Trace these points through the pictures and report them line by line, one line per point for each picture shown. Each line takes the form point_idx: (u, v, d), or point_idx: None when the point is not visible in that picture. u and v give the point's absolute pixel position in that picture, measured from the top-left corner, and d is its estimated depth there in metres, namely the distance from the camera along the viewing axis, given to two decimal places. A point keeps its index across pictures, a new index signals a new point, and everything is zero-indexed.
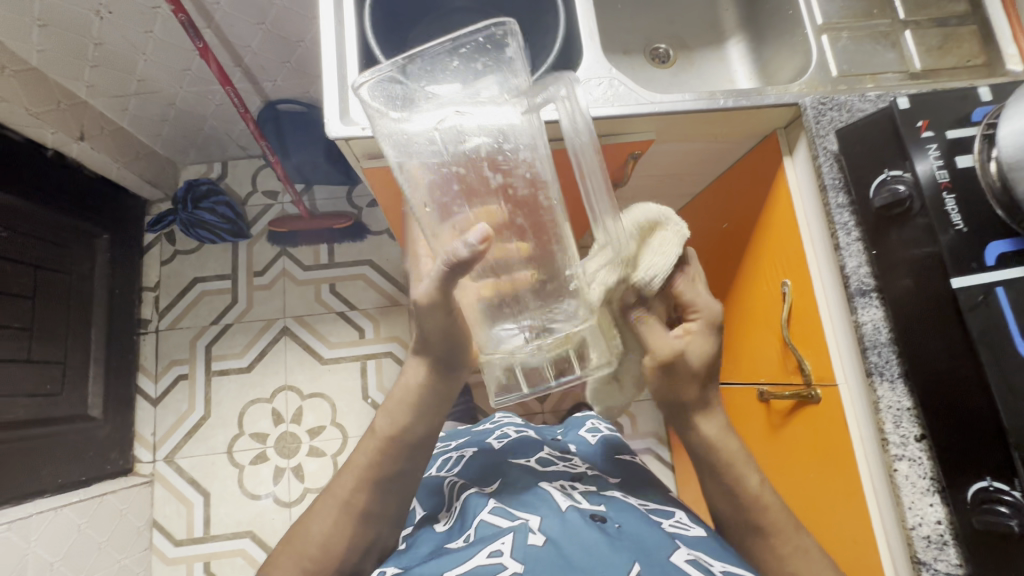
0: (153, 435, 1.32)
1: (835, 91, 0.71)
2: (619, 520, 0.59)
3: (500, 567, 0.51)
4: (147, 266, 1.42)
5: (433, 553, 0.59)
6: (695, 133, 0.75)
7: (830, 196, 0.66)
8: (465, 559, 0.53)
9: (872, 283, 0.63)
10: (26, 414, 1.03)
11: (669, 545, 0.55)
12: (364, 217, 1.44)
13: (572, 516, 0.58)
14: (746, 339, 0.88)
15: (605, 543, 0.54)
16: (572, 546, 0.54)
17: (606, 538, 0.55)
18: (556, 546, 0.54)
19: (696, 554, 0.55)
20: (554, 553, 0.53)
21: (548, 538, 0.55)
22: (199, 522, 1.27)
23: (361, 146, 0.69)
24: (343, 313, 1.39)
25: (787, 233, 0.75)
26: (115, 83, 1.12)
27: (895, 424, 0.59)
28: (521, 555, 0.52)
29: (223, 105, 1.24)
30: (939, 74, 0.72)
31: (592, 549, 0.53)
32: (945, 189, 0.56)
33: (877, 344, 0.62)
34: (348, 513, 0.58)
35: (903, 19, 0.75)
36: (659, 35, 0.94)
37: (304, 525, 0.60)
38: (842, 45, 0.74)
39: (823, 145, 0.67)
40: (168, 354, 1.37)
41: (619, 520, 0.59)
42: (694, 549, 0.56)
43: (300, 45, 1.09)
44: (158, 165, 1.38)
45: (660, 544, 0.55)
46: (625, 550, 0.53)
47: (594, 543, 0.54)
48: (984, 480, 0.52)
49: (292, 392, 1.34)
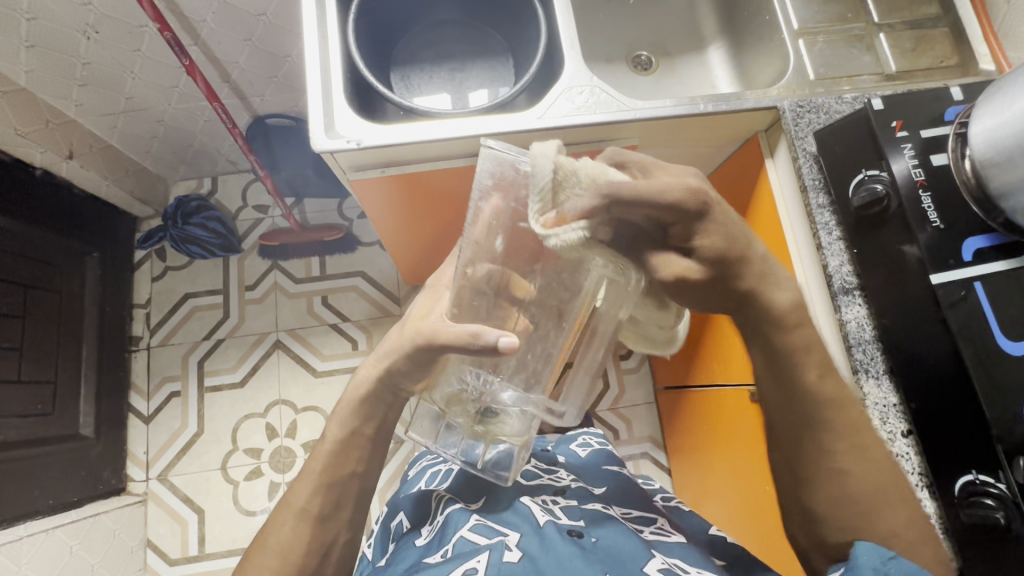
0: (146, 453, 1.31)
1: (813, 94, 0.72)
2: (597, 534, 0.59)
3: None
4: (138, 283, 1.41)
5: (410, 569, 0.58)
6: (677, 138, 0.76)
7: (811, 196, 0.67)
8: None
9: (855, 281, 0.63)
10: (17, 435, 1.02)
11: (644, 554, 0.55)
12: (355, 228, 1.44)
13: (550, 531, 0.58)
14: (737, 341, 0.88)
15: (580, 557, 0.54)
16: (548, 560, 0.53)
17: (581, 551, 0.55)
18: (531, 561, 0.53)
19: (670, 562, 0.55)
20: (529, 566, 0.53)
21: (525, 554, 0.55)
22: (193, 540, 1.26)
23: (347, 159, 0.69)
24: (336, 325, 1.39)
25: (772, 233, 0.75)
26: (104, 102, 1.12)
27: (882, 420, 0.59)
28: (495, 571, 0.52)
29: (212, 121, 1.25)
30: (914, 75, 0.73)
31: (566, 562, 0.53)
32: (921, 187, 0.57)
33: (861, 341, 0.61)
34: None
35: (877, 22, 0.76)
36: (641, 42, 0.96)
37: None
38: (818, 49, 0.75)
39: (802, 147, 0.68)
40: (160, 371, 1.36)
41: (597, 535, 0.59)
42: (670, 558, 0.56)
43: (288, 60, 1.10)
44: (148, 182, 1.38)
45: (635, 555, 0.55)
46: (598, 562, 0.53)
47: (569, 556, 0.54)
48: (970, 473, 0.53)
49: (285, 406, 1.34)
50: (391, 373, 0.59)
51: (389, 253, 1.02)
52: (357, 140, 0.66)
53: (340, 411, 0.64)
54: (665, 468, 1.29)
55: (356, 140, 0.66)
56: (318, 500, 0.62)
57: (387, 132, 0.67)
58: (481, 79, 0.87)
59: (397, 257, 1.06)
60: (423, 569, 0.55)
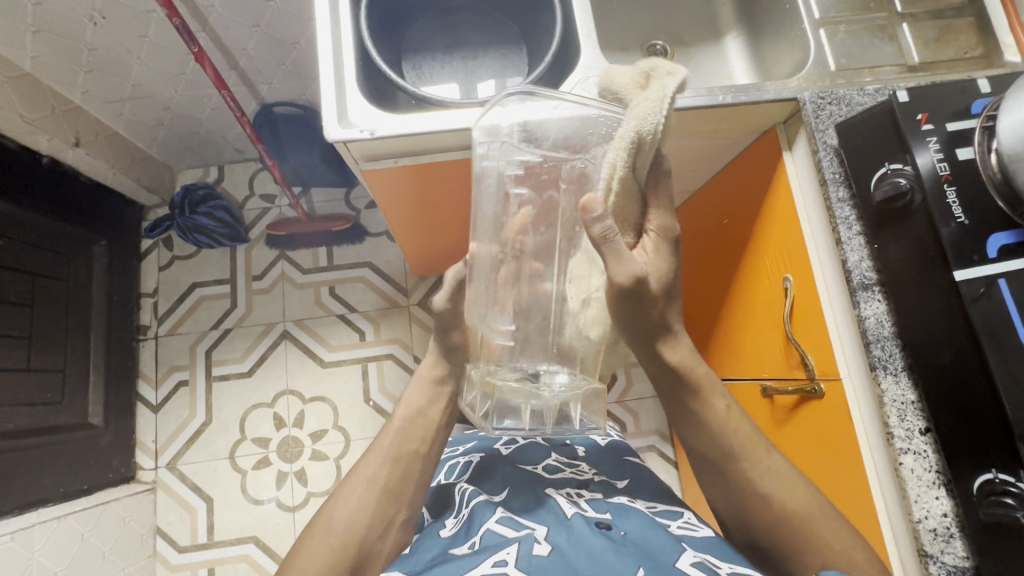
0: (155, 442, 1.32)
1: (833, 85, 0.70)
2: (626, 527, 0.59)
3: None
4: (145, 272, 1.41)
5: (437, 560, 0.58)
6: (694, 130, 0.74)
7: (831, 190, 0.66)
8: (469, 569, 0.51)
9: (874, 277, 0.63)
10: (27, 423, 1.02)
11: (676, 549, 0.54)
12: (362, 219, 1.43)
13: (578, 524, 0.58)
14: (750, 335, 0.88)
15: (611, 553, 0.53)
16: (578, 554, 0.54)
17: (612, 546, 0.55)
18: (561, 556, 0.54)
19: (702, 555, 0.54)
20: (560, 561, 0.53)
21: (554, 547, 0.55)
22: (202, 528, 1.27)
23: (360, 149, 0.68)
24: (343, 315, 1.38)
25: (789, 226, 0.74)
26: (110, 89, 1.11)
27: (900, 417, 0.59)
28: (526, 564, 0.52)
29: (219, 109, 1.24)
30: (937, 66, 0.72)
31: (598, 558, 0.53)
32: (946, 181, 0.56)
33: (880, 338, 0.61)
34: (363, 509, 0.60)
35: (900, 12, 0.74)
36: (656, 31, 0.94)
37: (324, 524, 0.60)
38: (840, 39, 0.73)
39: (822, 139, 0.67)
40: (168, 360, 1.36)
41: (625, 527, 0.59)
42: (701, 552, 0.55)
43: (296, 48, 1.08)
44: (154, 171, 1.38)
45: (666, 549, 0.54)
46: (629, 556, 0.53)
47: (601, 551, 0.54)
48: (990, 472, 0.52)
49: (293, 396, 1.34)
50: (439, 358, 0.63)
51: (399, 244, 1.01)
52: (370, 129, 0.65)
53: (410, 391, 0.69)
54: (672, 461, 1.29)
55: (370, 129, 0.65)
56: (340, 487, 0.63)
57: (400, 121, 0.66)
58: (494, 67, 0.85)
59: (407, 248, 1.05)
60: (451, 559, 0.55)
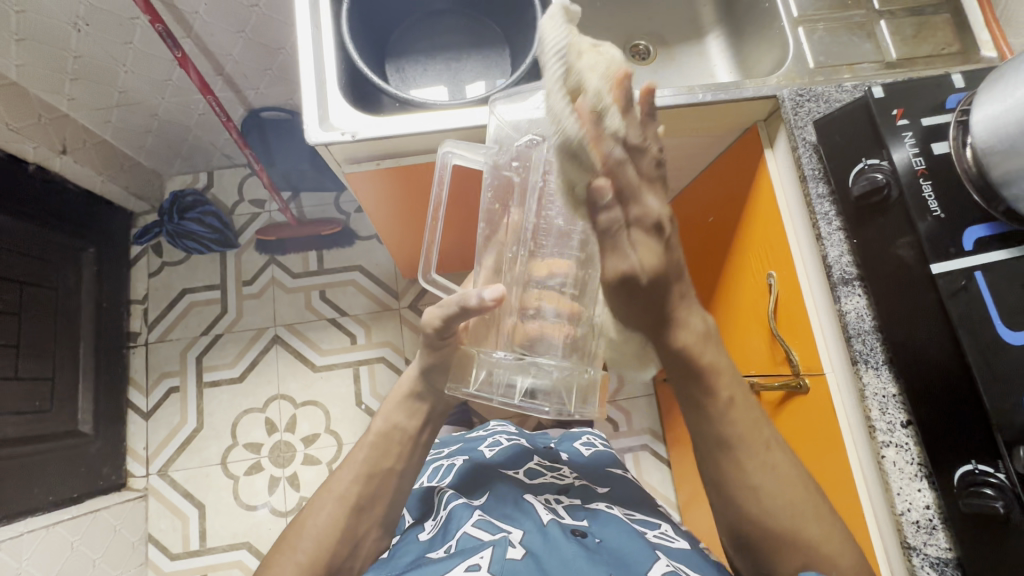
0: (146, 449, 1.31)
1: (812, 83, 0.71)
2: (602, 534, 0.59)
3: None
4: (135, 279, 1.41)
5: (413, 563, 0.58)
6: (675, 128, 0.75)
7: (811, 185, 0.66)
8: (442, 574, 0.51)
9: (854, 271, 0.63)
10: (15, 432, 1.01)
11: (650, 556, 0.55)
12: (352, 223, 1.43)
13: (553, 530, 0.58)
14: (736, 332, 0.88)
15: (584, 558, 0.54)
16: (551, 559, 0.54)
17: (586, 551, 0.55)
18: (535, 559, 0.54)
19: (675, 566, 0.55)
20: (533, 564, 0.53)
21: (528, 551, 0.55)
22: (194, 535, 1.26)
23: (343, 151, 0.68)
24: (334, 319, 1.38)
25: (771, 222, 0.75)
26: (96, 96, 1.11)
27: (882, 411, 0.59)
28: (499, 568, 0.52)
29: (206, 115, 1.23)
30: (915, 62, 0.72)
31: (570, 562, 0.53)
32: (922, 176, 0.57)
33: (861, 332, 0.62)
34: None
35: (878, 10, 0.75)
36: (639, 32, 0.95)
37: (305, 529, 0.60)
38: (819, 37, 0.74)
39: (801, 135, 0.67)
40: (158, 367, 1.36)
41: (600, 535, 0.59)
42: (674, 560, 0.56)
43: (282, 52, 1.09)
44: (142, 177, 1.37)
45: (638, 556, 0.55)
46: (603, 564, 0.54)
47: (574, 557, 0.54)
48: (970, 463, 0.53)
49: (285, 401, 1.33)
50: (424, 374, 0.62)
51: (387, 247, 1.01)
52: (352, 132, 0.65)
53: (388, 404, 0.65)
54: (665, 460, 1.29)
55: (351, 132, 0.65)
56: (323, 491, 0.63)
57: (382, 123, 0.66)
58: (477, 70, 0.86)
59: (394, 250, 1.05)
60: (426, 564, 0.55)
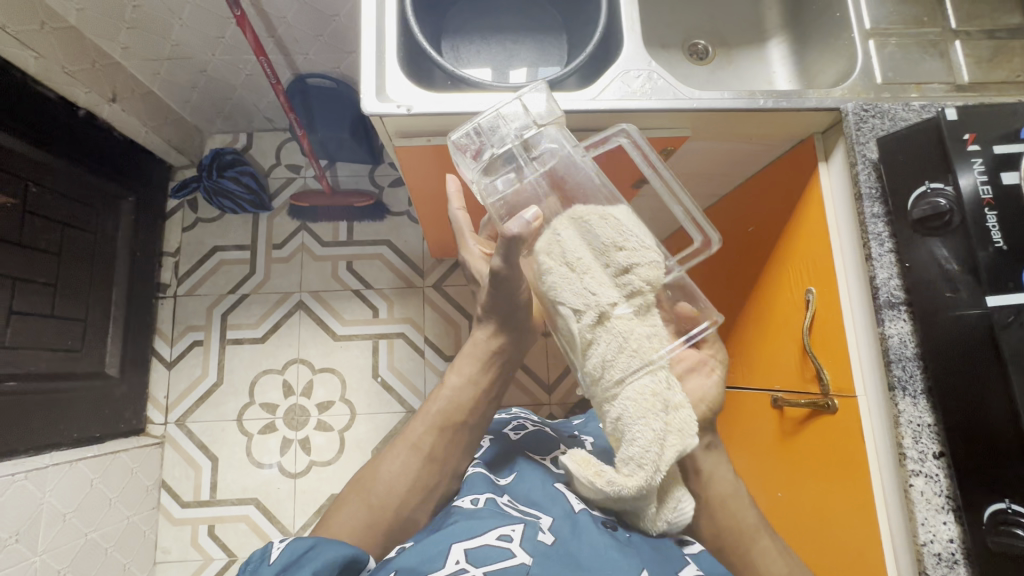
0: (165, 398, 1.34)
1: (879, 98, 0.69)
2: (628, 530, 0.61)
3: (509, 552, 0.52)
4: (168, 231, 1.43)
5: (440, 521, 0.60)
6: (731, 131, 0.73)
7: (866, 205, 0.65)
8: (474, 534, 0.54)
9: (902, 296, 0.62)
10: (47, 368, 1.06)
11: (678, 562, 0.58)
12: (385, 197, 1.44)
13: (584, 519, 0.59)
14: (764, 346, 0.86)
15: (614, 547, 0.56)
16: (581, 547, 0.55)
17: (616, 542, 0.57)
18: (563, 545, 0.56)
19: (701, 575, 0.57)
20: (562, 552, 0.55)
21: (558, 537, 0.57)
22: (206, 485, 1.30)
23: (395, 125, 0.68)
24: (358, 291, 1.39)
25: (817, 238, 0.73)
26: (148, 48, 1.11)
27: (914, 439, 0.59)
28: (530, 547, 0.54)
29: (254, 76, 1.24)
30: (986, 88, 0.70)
31: (600, 551, 0.55)
32: (988, 205, 0.55)
33: (901, 358, 0.61)
34: (416, 454, 0.64)
35: (954, 29, 0.72)
36: (699, 31, 0.93)
37: (377, 471, 0.63)
38: (889, 52, 0.72)
39: (862, 152, 0.66)
40: (184, 320, 1.38)
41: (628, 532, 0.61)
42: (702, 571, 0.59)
43: (335, 19, 1.08)
44: (185, 132, 1.39)
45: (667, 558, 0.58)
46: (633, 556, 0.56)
47: (605, 546, 0.55)
48: (1003, 502, 0.52)
49: (303, 365, 1.36)
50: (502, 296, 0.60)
51: (421, 222, 1.02)
52: (408, 106, 0.65)
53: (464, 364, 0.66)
54: None
55: (407, 105, 0.65)
56: (395, 440, 0.66)
57: (439, 99, 0.66)
58: (532, 56, 0.85)
59: (427, 226, 1.05)
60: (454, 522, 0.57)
